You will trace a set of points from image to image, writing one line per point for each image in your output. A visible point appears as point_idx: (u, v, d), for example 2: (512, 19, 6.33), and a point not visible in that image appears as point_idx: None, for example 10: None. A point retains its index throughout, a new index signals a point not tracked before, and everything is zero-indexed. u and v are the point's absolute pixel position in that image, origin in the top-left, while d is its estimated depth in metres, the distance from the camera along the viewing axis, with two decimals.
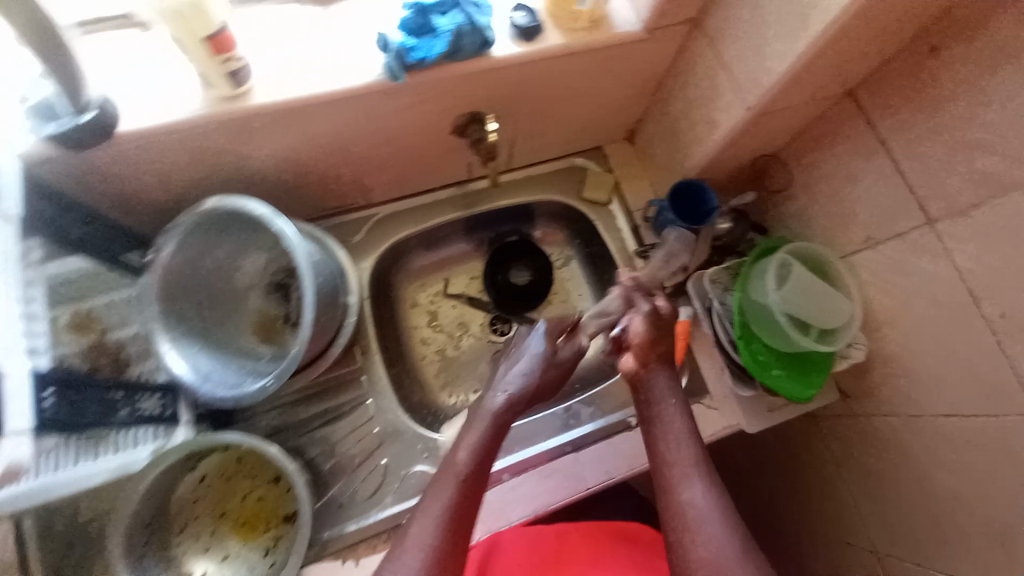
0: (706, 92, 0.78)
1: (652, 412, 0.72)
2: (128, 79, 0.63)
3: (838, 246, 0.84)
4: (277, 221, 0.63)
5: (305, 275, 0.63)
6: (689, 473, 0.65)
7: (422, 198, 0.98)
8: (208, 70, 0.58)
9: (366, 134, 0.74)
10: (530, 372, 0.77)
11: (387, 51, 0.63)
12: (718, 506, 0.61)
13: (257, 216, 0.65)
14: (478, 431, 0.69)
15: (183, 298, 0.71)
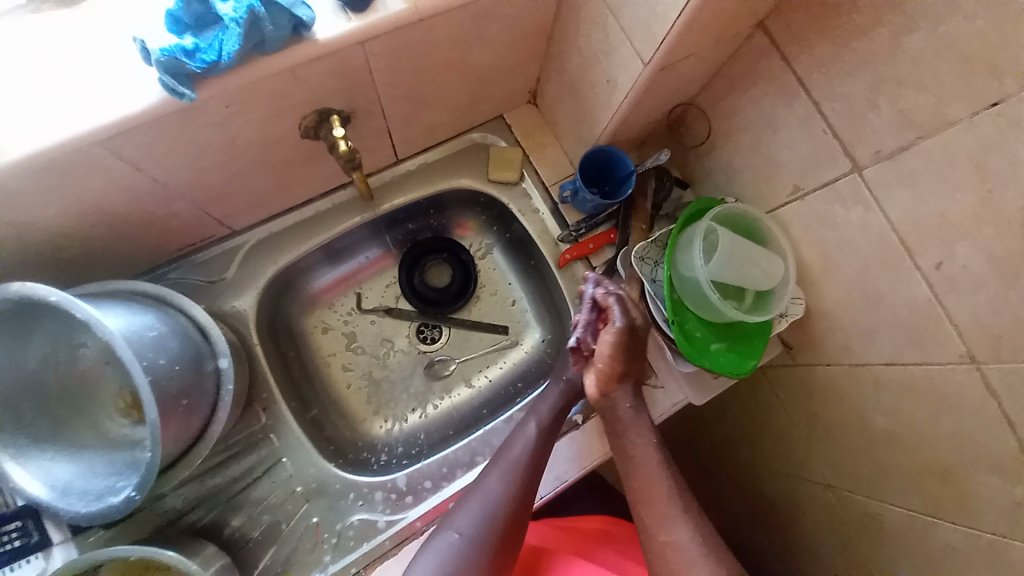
0: (599, 45, 0.65)
1: (628, 445, 0.69)
2: None
3: (767, 200, 0.77)
4: (76, 307, 0.51)
5: (132, 366, 0.51)
6: (673, 511, 0.65)
7: (300, 211, 0.83)
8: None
9: (190, 162, 0.60)
10: (553, 398, 0.75)
11: (152, 62, 0.48)
12: (701, 548, 0.63)
13: (53, 303, 0.51)
14: (524, 441, 0.70)
15: (6, 407, 0.58)
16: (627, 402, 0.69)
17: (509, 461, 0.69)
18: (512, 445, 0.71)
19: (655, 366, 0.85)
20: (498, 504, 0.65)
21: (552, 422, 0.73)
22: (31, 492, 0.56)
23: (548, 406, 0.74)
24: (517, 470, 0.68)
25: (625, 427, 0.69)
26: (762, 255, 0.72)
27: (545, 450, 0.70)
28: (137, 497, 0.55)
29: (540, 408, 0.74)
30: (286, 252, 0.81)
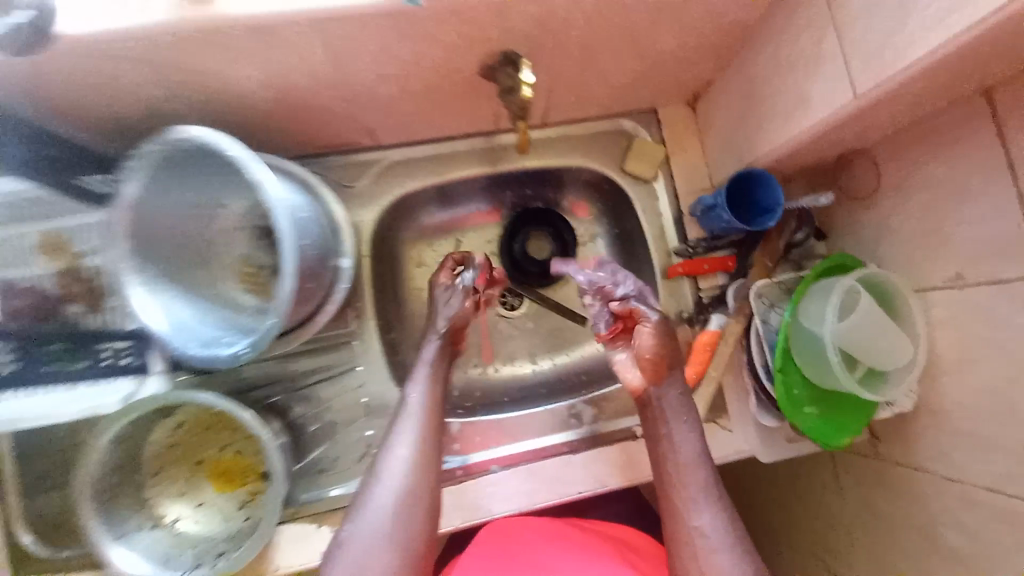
0: (805, 62, 0.62)
1: (658, 422, 0.69)
2: None
3: (917, 275, 0.71)
4: (252, 169, 0.54)
5: (284, 236, 0.54)
6: (704, 496, 0.64)
7: (438, 145, 0.84)
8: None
9: (379, 67, 0.62)
10: (425, 373, 0.68)
11: None
12: (729, 532, 0.61)
13: (231, 158, 0.54)
14: (413, 419, 0.64)
15: (153, 239, 0.63)
16: (676, 388, 0.70)
17: (415, 415, 0.64)
18: (407, 416, 0.64)
19: (731, 406, 0.82)
20: (400, 501, 0.59)
21: (433, 398, 0.66)
22: (153, 324, 0.61)
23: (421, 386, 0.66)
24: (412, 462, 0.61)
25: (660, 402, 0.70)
26: (896, 336, 0.67)
27: (435, 427, 0.64)
28: (244, 355, 0.60)
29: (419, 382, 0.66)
30: (414, 178, 0.84)
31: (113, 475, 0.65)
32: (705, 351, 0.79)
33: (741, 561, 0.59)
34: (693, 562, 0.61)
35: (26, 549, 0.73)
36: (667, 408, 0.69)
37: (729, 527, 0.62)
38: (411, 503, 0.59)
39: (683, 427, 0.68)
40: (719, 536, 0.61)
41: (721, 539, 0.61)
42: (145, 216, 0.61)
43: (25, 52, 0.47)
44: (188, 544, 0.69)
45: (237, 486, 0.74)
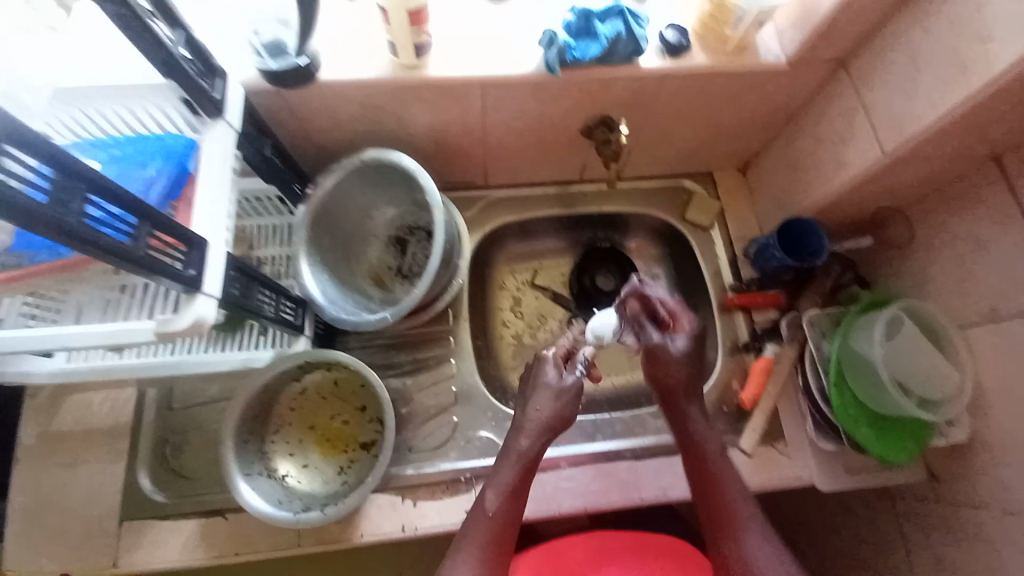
0: (840, 132, 0.79)
1: (700, 455, 0.71)
2: (329, 35, 0.72)
3: (955, 315, 0.79)
4: (423, 177, 0.74)
5: (439, 227, 0.75)
6: (746, 504, 0.67)
7: (531, 188, 1.04)
8: (400, 37, 0.65)
9: (506, 119, 0.82)
10: (508, 476, 0.68)
11: (551, 47, 0.72)
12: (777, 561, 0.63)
13: (408, 170, 0.76)
14: (482, 533, 0.65)
15: (322, 233, 0.82)
16: (699, 413, 0.74)
17: (501, 480, 0.68)
18: (472, 529, 0.65)
19: (787, 430, 0.88)
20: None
21: (513, 494, 0.68)
22: (312, 293, 0.77)
23: (499, 488, 0.68)
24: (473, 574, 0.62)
25: (704, 417, 0.74)
26: (944, 365, 0.74)
27: (505, 534, 0.66)
28: (387, 319, 0.75)
29: (495, 487, 0.68)
30: (510, 213, 1.02)
31: (249, 421, 0.77)
32: (761, 375, 0.88)
33: None
34: None
35: (144, 496, 0.79)
36: (698, 432, 0.73)
37: (774, 554, 0.64)
38: (492, 552, 0.64)
39: (724, 463, 0.71)
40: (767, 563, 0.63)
41: (770, 565, 0.63)
42: (321, 213, 0.81)
43: (290, 89, 0.69)
44: (296, 496, 0.76)
45: (338, 453, 0.83)
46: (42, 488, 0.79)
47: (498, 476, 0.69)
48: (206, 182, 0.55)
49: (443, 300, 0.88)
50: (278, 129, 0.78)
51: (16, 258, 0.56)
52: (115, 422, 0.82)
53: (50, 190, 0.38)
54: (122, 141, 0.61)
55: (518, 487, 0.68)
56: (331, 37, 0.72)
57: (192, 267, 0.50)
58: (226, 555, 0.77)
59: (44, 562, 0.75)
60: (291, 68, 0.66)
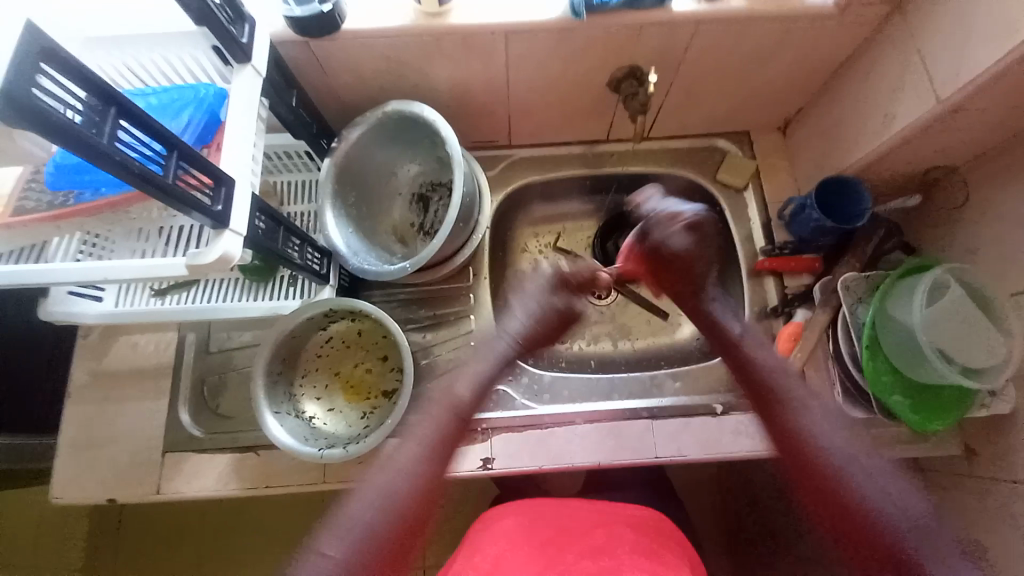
0: (891, 81, 0.73)
1: (726, 341, 0.74)
2: None
3: (1008, 283, 0.74)
4: (443, 127, 0.74)
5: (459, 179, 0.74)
6: (795, 398, 0.65)
7: (556, 148, 1.02)
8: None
9: (531, 70, 0.80)
10: (483, 369, 0.71)
11: None
12: (835, 424, 0.62)
13: (428, 121, 0.75)
14: (435, 423, 0.65)
15: (346, 187, 0.83)
16: (715, 294, 0.79)
17: (485, 361, 0.72)
18: (436, 407, 0.66)
19: None
20: (415, 477, 0.60)
21: (483, 390, 0.70)
22: (336, 244, 0.79)
23: (469, 387, 0.69)
24: (428, 458, 0.62)
25: (719, 324, 0.76)
26: (989, 330, 0.70)
27: (453, 432, 0.65)
28: (407, 269, 0.76)
29: (471, 373, 0.71)
30: (535, 173, 1.01)
31: (279, 363, 0.81)
32: (789, 340, 0.85)
33: (844, 439, 0.60)
34: (795, 459, 0.61)
35: (186, 431, 0.85)
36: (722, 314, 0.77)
37: (824, 413, 0.63)
38: (456, 425, 0.65)
39: (755, 341, 0.73)
40: (818, 421, 0.62)
41: (821, 423, 0.61)
42: (344, 167, 0.82)
43: (313, 38, 0.69)
44: (322, 435, 0.80)
45: (361, 399, 0.86)
46: (94, 419, 0.85)
47: (469, 369, 0.71)
48: (235, 126, 0.57)
49: (462, 256, 0.88)
50: (307, 82, 0.79)
51: (63, 197, 0.61)
52: (159, 364, 0.88)
53: (87, 116, 0.40)
54: (158, 90, 0.64)
55: (492, 378, 0.71)
56: None
57: (218, 203, 0.53)
58: (258, 488, 0.82)
59: (98, 484, 0.83)
60: (316, 16, 0.66)
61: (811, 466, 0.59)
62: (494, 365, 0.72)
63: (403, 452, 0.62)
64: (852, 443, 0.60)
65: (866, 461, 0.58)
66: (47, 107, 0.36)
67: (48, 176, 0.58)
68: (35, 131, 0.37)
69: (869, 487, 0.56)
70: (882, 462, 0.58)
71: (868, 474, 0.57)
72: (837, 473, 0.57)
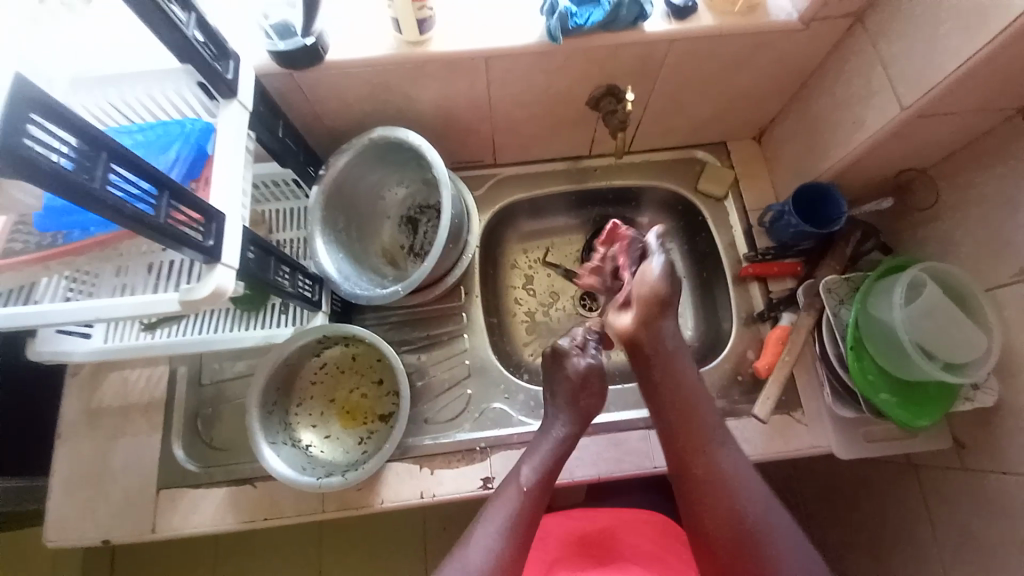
0: (857, 90, 0.76)
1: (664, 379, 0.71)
2: (336, 16, 0.74)
3: (983, 278, 0.76)
4: (430, 152, 0.75)
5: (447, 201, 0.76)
6: (727, 443, 0.69)
7: (541, 165, 1.04)
8: (405, 15, 0.67)
9: (513, 93, 0.82)
10: (548, 455, 0.72)
11: (553, 16, 0.71)
12: (757, 481, 0.66)
13: (414, 145, 0.77)
14: (517, 507, 0.67)
15: (335, 212, 0.84)
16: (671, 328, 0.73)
17: (541, 447, 0.73)
18: (509, 493, 0.69)
19: (805, 401, 0.86)
20: (496, 567, 0.63)
21: (551, 470, 0.71)
22: (328, 270, 0.80)
23: (531, 471, 0.70)
24: (503, 543, 0.64)
25: (668, 350, 0.71)
26: (968, 325, 0.72)
27: (533, 513, 0.68)
28: (399, 292, 0.77)
29: (531, 459, 0.71)
30: (521, 190, 1.03)
31: (273, 392, 0.81)
32: (777, 345, 0.87)
33: (766, 500, 0.65)
34: (701, 510, 0.66)
35: (181, 465, 0.84)
36: (669, 349, 0.71)
37: (745, 469, 0.67)
38: (531, 508, 0.68)
39: (684, 363, 0.72)
40: (742, 480, 0.66)
41: (746, 483, 0.66)
42: (334, 194, 0.83)
43: (297, 70, 0.71)
44: (319, 463, 0.80)
45: (358, 424, 0.86)
46: (85, 459, 0.84)
47: (537, 451, 0.73)
48: (223, 160, 0.58)
49: (454, 276, 0.89)
50: (293, 111, 0.80)
51: (51, 237, 0.61)
52: (150, 398, 0.87)
53: (77, 160, 0.41)
54: (144, 127, 0.64)
55: (556, 461, 0.72)
56: (339, 20, 0.74)
57: (210, 238, 0.53)
58: (256, 520, 0.81)
59: (91, 526, 0.81)
60: (299, 48, 0.67)
61: (731, 530, 0.64)
62: (554, 444, 0.73)
63: (490, 531, 0.65)
64: (771, 500, 0.65)
65: (785, 520, 0.64)
66: (39, 156, 0.37)
67: (36, 217, 0.59)
68: (26, 180, 0.38)
69: (787, 549, 0.62)
70: (793, 520, 0.65)
71: (785, 534, 0.63)
72: (753, 536, 0.63)
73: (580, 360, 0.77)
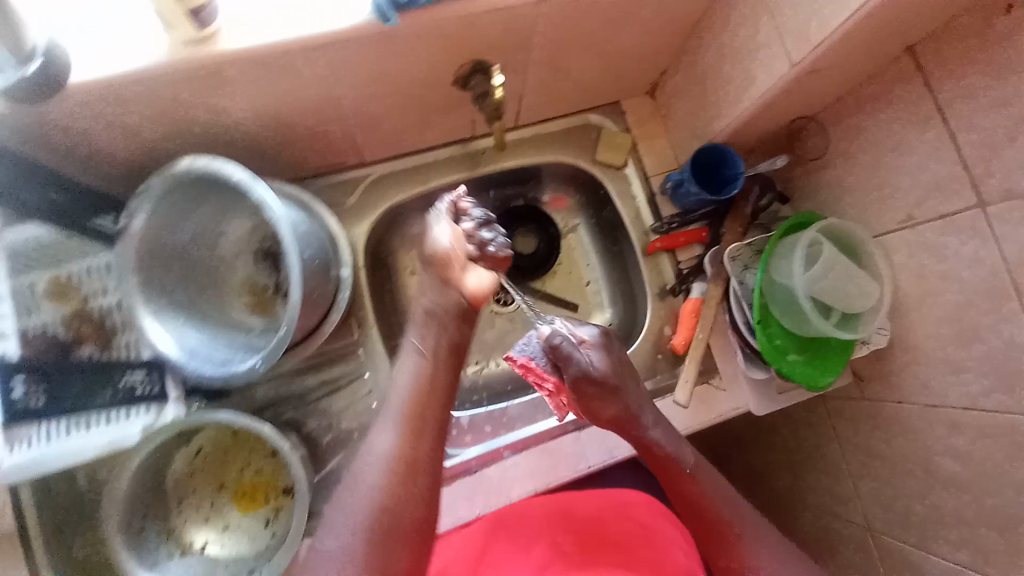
0: (747, 42, 0.68)
1: (675, 470, 0.68)
2: (79, 26, 0.54)
3: (873, 224, 0.78)
4: (256, 187, 0.57)
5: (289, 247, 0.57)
6: (748, 534, 0.65)
7: (419, 156, 0.88)
8: (165, 6, 0.49)
9: (356, 85, 0.65)
10: (388, 436, 0.59)
11: None
12: (779, 552, 0.64)
13: (235, 180, 0.58)
14: (373, 499, 0.55)
15: (161, 270, 0.66)
16: (652, 419, 0.71)
17: (378, 436, 0.59)
18: (360, 487, 0.56)
19: (721, 367, 0.86)
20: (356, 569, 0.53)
21: (410, 453, 0.58)
22: (166, 349, 0.64)
23: (386, 451, 0.58)
24: (360, 536, 0.55)
25: (666, 448, 0.69)
26: (861, 279, 0.73)
27: (402, 501, 0.56)
28: (259, 368, 0.62)
29: (380, 440, 0.59)
30: (399, 191, 0.88)
31: (141, 502, 0.67)
32: (692, 317, 0.85)
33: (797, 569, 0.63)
34: None
35: None
36: (664, 436, 0.70)
37: (772, 545, 0.65)
38: (401, 494, 0.56)
39: (671, 436, 0.71)
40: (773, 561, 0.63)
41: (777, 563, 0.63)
42: (148, 248, 0.63)
43: (37, 104, 0.51)
44: (220, 566, 0.69)
45: (260, 505, 0.74)
46: None
47: (380, 437, 0.59)
48: None
49: (334, 321, 0.70)
50: (64, 150, 0.60)
51: None
52: None
53: None
54: None
55: (411, 453, 0.58)
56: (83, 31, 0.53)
57: None
58: None
59: None
60: (21, 80, 0.48)
61: None
62: (399, 406, 0.60)
63: (339, 530, 0.55)
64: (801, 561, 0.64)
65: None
66: None
67: None
68: None
69: None
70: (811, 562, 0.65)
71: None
72: None
73: (434, 221, 0.66)
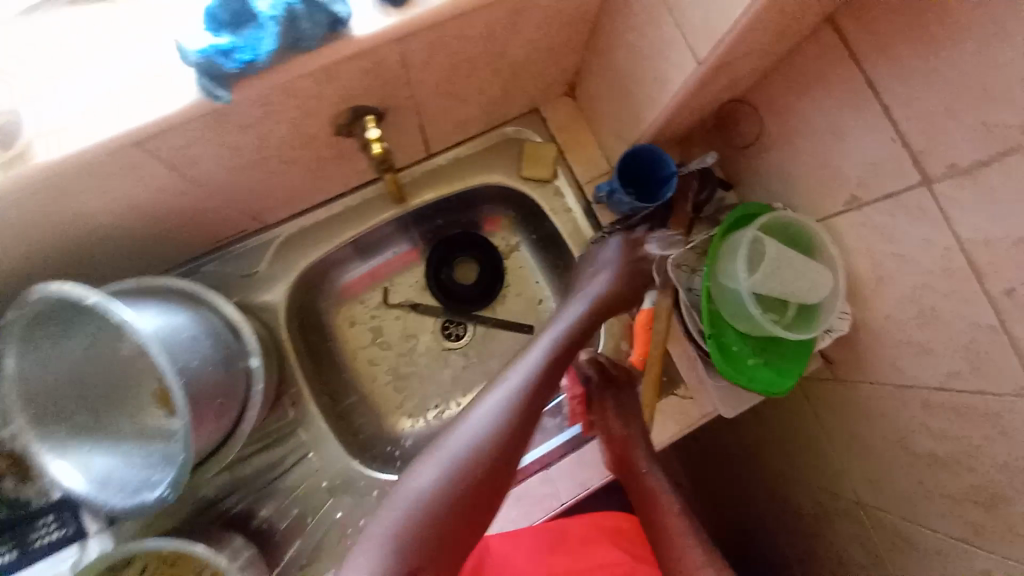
0: (650, 38, 0.61)
1: (656, 506, 0.74)
2: None
3: (819, 207, 0.71)
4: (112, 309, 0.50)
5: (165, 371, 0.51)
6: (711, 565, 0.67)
7: (330, 207, 0.80)
8: None
9: (218, 161, 0.58)
10: (504, 397, 0.63)
11: (187, 64, 0.46)
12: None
13: (89, 304, 0.50)
14: (461, 457, 0.58)
15: (57, 400, 0.62)
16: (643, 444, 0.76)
17: (504, 391, 0.64)
18: (443, 448, 0.60)
19: (685, 375, 0.80)
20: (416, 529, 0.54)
21: (516, 413, 0.63)
22: (75, 484, 0.60)
23: (484, 423, 0.61)
24: (443, 483, 0.57)
25: (652, 492, 0.75)
26: (809, 271, 0.68)
27: (489, 467, 0.59)
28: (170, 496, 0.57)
29: (485, 409, 0.62)
30: (312, 249, 0.80)
31: None
32: (644, 330, 0.79)
33: None
34: None
35: None
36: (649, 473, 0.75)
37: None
38: (485, 473, 0.59)
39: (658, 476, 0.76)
40: None
41: None
42: (29, 379, 0.59)
43: None
44: None
45: None
46: None
47: (485, 408, 0.63)
48: None
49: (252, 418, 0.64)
50: None
51: None
52: None
53: None
54: None
55: (519, 425, 0.62)
56: None
57: None
58: None
59: None
60: None
61: None
62: (524, 387, 0.65)
63: (418, 488, 0.57)
64: None
65: None
66: None
67: None
68: None
69: None
70: None
71: None
72: None
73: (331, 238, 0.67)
